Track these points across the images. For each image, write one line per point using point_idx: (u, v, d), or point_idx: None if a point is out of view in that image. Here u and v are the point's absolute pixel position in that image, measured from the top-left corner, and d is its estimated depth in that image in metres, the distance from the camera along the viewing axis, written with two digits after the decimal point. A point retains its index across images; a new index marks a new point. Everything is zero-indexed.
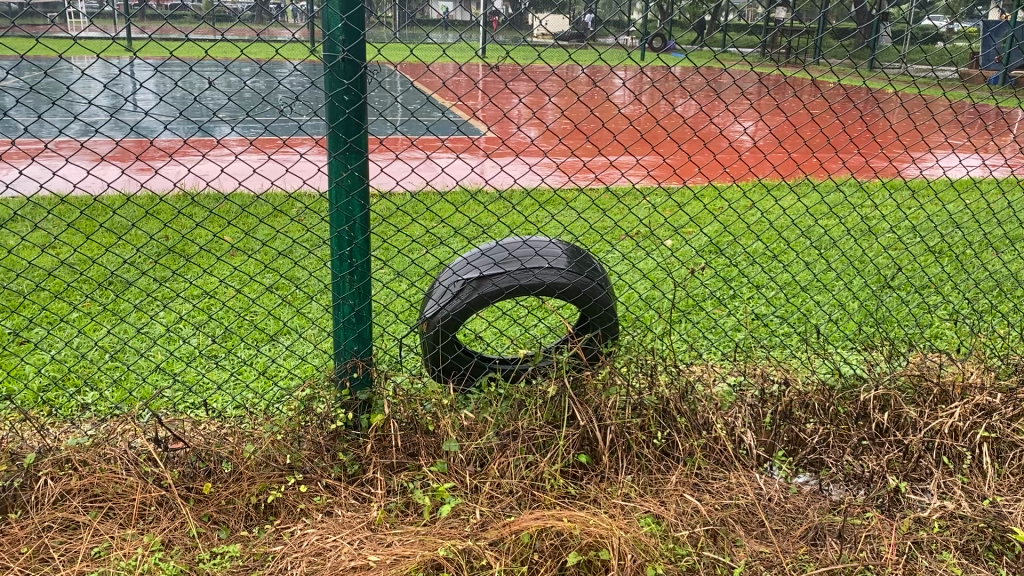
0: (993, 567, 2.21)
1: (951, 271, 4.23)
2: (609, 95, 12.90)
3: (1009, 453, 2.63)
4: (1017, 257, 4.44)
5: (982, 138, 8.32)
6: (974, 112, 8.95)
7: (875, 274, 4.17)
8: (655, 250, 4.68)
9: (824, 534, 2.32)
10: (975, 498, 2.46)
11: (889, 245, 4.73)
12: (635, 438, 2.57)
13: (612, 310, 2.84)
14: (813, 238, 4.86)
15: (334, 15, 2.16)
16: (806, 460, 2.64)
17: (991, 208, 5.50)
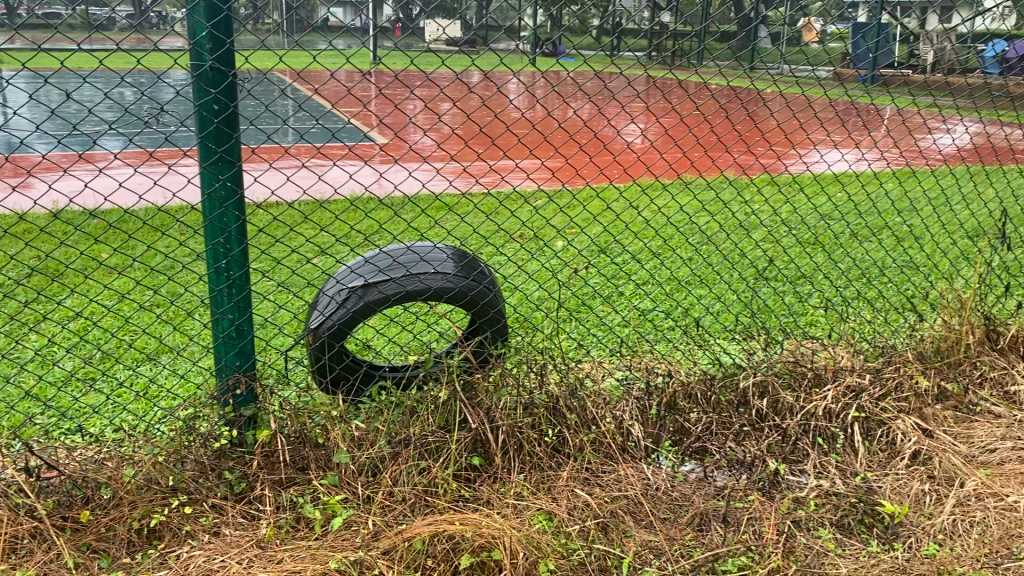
0: (865, 539, 2.34)
1: (824, 261, 4.45)
2: (501, 99, 12.99)
3: (878, 431, 2.79)
4: (882, 245, 4.70)
5: (853, 134, 8.77)
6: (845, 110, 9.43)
7: (753, 266, 4.35)
8: (546, 252, 4.74)
9: (709, 519, 2.39)
10: (848, 475, 2.61)
11: (766, 238, 4.94)
12: (527, 437, 2.59)
13: (501, 312, 2.86)
14: (697, 235, 5.03)
15: (197, 24, 2.11)
16: (692, 448, 2.74)
17: (859, 202, 5.81)
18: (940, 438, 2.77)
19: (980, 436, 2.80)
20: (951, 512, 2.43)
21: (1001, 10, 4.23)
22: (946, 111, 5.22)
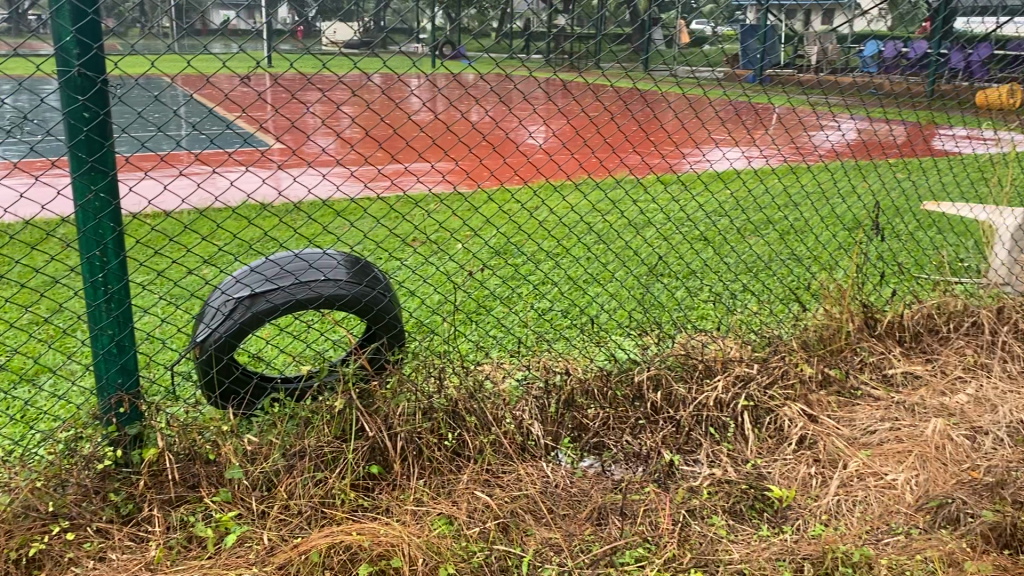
0: (756, 524, 2.43)
1: (716, 257, 4.59)
2: (401, 102, 12.91)
3: (766, 418, 2.90)
4: (770, 241, 4.89)
5: (744, 133, 9.07)
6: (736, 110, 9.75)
7: (647, 263, 4.45)
8: (447, 254, 4.74)
9: (607, 513, 2.43)
10: (739, 463, 2.70)
11: (660, 235, 5.06)
12: (426, 442, 2.58)
13: (396, 318, 2.83)
14: (595, 234, 5.11)
15: (62, 28, 2.05)
16: (590, 444, 2.77)
17: (747, 199, 6.02)
18: (824, 422, 2.90)
19: (861, 419, 2.94)
20: (835, 493, 2.55)
21: (874, 13, 4.46)
22: (829, 108, 5.44)
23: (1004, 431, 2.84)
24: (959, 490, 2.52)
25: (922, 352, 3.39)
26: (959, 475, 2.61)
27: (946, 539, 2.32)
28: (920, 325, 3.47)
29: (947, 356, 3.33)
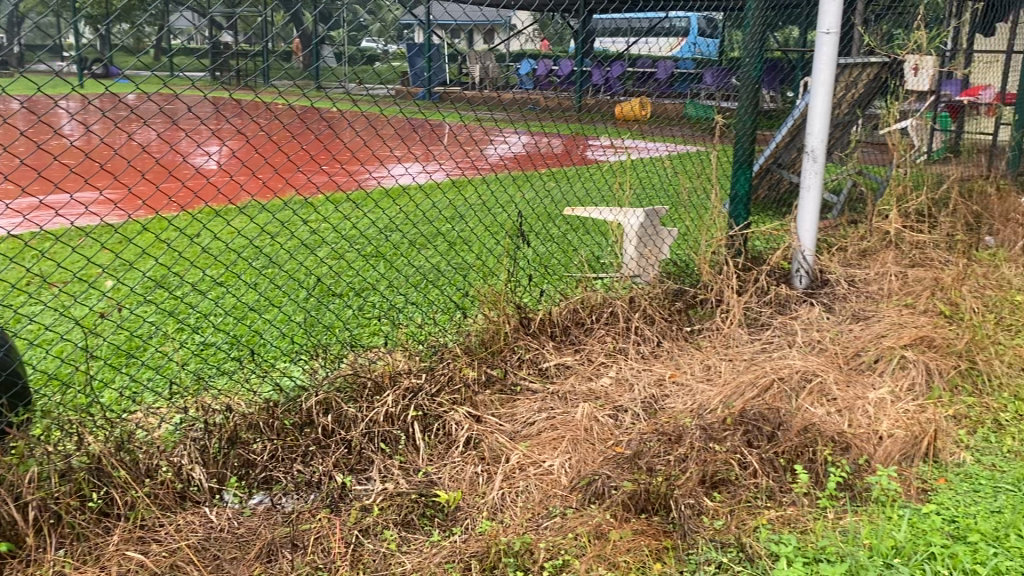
0: (427, 532, 2.49)
1: (385, 271, 4.68)
2: (48, 127, 11.68)
3: (435, 425, 2.98)
4: (438, 252, 5.08)
5: (417, 148, 9.34)
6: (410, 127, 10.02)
7: (317, 283, 4.42)
8: (95, 293, 4.35)
9: (279, 547, 2.35)
10: (410, 473, 2.76)
11: (330, 254, 5.04)
12: (66, 507, 2.34)
13: (18, 374, 2.53)
14: (262, 258, 4.98)
15: None
16: (258, 479, 2.68)
17: (414, 212, 6.21)
18: (488, 421, 3.06)
19: (521, 413, 3.14)
20: (499, 487, 2.70)
21: (528, 31, 4.72)
22: (487, 121, 5.77)
23: (639, 406, 3.19)
24: (605, 466, 2.78)
25: (571, 344, 3.70)
26: (605, 453, 2.88)
27: (594, 513, 2.55)
28: (568, 319, 3.78)
29: (591, 345, 3.68)
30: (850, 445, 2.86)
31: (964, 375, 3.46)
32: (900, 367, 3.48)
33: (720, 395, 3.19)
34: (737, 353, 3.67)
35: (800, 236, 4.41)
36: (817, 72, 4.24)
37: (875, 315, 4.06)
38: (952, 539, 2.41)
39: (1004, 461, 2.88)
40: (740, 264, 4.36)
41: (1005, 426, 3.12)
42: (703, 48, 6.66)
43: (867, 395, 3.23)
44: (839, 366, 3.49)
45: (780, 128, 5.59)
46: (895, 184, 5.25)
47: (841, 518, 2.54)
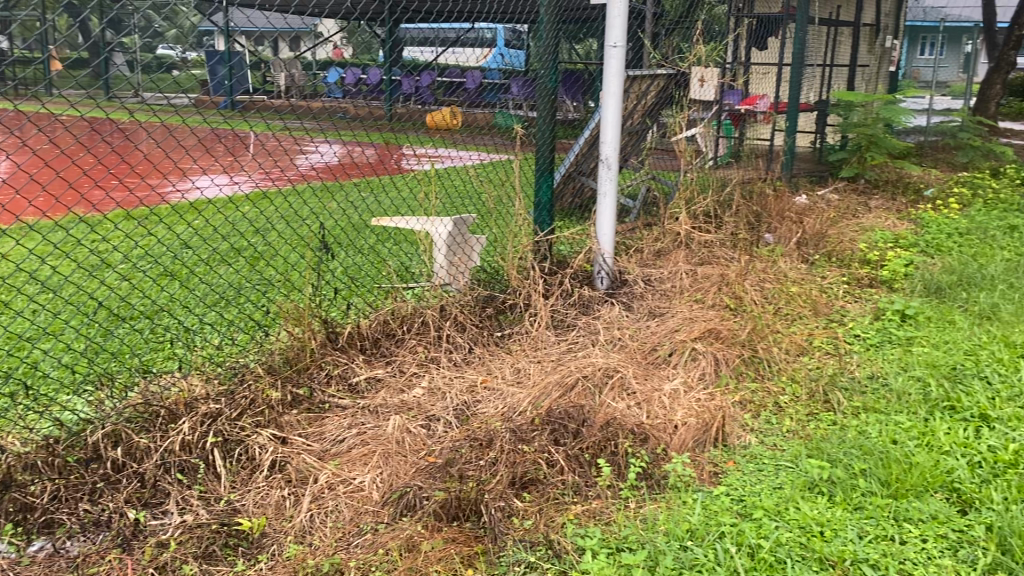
0: (231, 562, 2.39)
1: (182, 291, 4.45)
2: None
3: (238, 450, 2.85)
4: (240, 268, 4.89)
5: (221, 160, 8.99)
6: (213, 139, 9.64)
7: (103, 307, 4.14)
8: None
9: None
10: (212, 503, 2.64)
11: (121, 275, 4.72)
12: None
13: None
14: (42, 281, 4.61)
15: None
16: (39, 524, 2.47)
17: (216, 228, 5.95)
18: (294, 442, 2.96)
19: (330, 431, 3.07)
20: (307, 509, 2.63)
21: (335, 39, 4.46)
22: (289, 131, 5.62)
23: (451, 414, 3.20)
24: (416, 476, 2.76)
25: (381, 357, 3.67)
26: (416, 463, 2.86)
27: (404, 526, 2.53)
28: (377, 332, 3.73)
29: (402, 356, 3.65)
30: (648, 436, 3.00)
31: (748, 363, 3.74)
32: (692, 359, 3.70)
33: (529, 397, 3.25)
34: (544, 354, 3.76)
35: (600, 239, 4.59)
36: (608, 83, 4.44)
37: (670, 311, 4.30)
38: (739, 517, 2.58)
39: (783, 440, 3.12)
40: (545, 268, 4.48)
41: (784, 408, 3.40)
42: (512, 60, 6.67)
43: (663, 387, 3.41)
44: (639, 361, 3.67)
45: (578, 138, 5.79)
46: (685, 188, 5.58)
47: (641, 507, 2.66)
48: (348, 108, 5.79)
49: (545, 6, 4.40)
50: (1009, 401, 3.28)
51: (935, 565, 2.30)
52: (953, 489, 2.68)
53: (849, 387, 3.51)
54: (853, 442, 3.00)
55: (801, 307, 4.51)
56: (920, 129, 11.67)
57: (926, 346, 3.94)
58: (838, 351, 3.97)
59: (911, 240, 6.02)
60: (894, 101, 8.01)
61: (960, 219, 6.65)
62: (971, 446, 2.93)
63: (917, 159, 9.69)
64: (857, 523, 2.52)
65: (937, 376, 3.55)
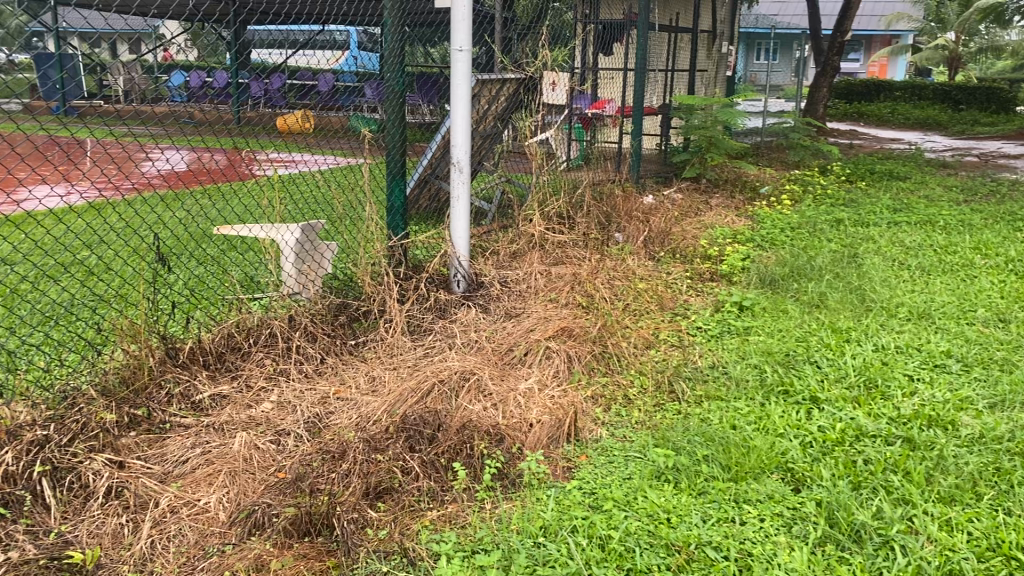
0: None
1: (6, 312, 4.15)
2: None
3: (69, 478, 2.68)
4: (73, 283, 4.60)
5: (52, 169, 8.45)
6: (43, 146, 9.05)
7: None
8: None
9: None
10: (40, 536, 2.46)
11: None
12: None
13: None
14: None
15: None
16: None
17: (45, 242, 5.57)
18: (133, 466, 2.81)
19: (172, 452, 2.93)
20: (147, 535, 2.50)
21: (178, 40, 4.24)
22: (124, 138, 5.33)
23: (302, 427, 3.12)
24: (266, 493, 2.67)
25: (226, 372, 3.53)
26: (266, 480, 2.77)
27: (253, 546, 2.45)
28: (222, 346, 3.60)
29: (249, 370, 3.53)
30: (503, 437, 3.02)
31: (598, 359, 3.84)
32: (546, 358, 3.75)
33: (384, 404, 3.20)
34: (400, 360, 3.72)
35: (454, 242, 4.57)
36: (456, 88, 4.42)
37: (524, 312, 4.35)
38: (591, 509, 2.64)
39: (632, 432, 3.22)
40: (399, 273, 4.44)
41: (632, 400, 3.51)
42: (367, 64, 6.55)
43: (519, 387, 3.44)
44: (495, 362, 3.68)
45: (432, 142, 5.72)
46: (537, 190, 5.65)
47: (497, 507, 2.67)
48: (191, 111, 5.53)
49: (388, 8, 4.33)
50: (836, 383, 3.52)
51: (772, 542, 2.43)
52: (787, 469, 2.84)
53: (692, 377, 3.67)
54: (696, 430, 3.13)
55: (648, 302, 4.68)
56: (755, 130, 12.35)
57: (762, 335, 4.17)
58: (682, 342, 4.13)
59: (749, 236, 6.36)
60: (730, 104, 8.42)
61: (793, 214, 7.07)
62: (802, 426, 3.12)
63: (753, 158, 10.24)
64: (701, 507, 2.62)
65: (772, 362, 3.76)
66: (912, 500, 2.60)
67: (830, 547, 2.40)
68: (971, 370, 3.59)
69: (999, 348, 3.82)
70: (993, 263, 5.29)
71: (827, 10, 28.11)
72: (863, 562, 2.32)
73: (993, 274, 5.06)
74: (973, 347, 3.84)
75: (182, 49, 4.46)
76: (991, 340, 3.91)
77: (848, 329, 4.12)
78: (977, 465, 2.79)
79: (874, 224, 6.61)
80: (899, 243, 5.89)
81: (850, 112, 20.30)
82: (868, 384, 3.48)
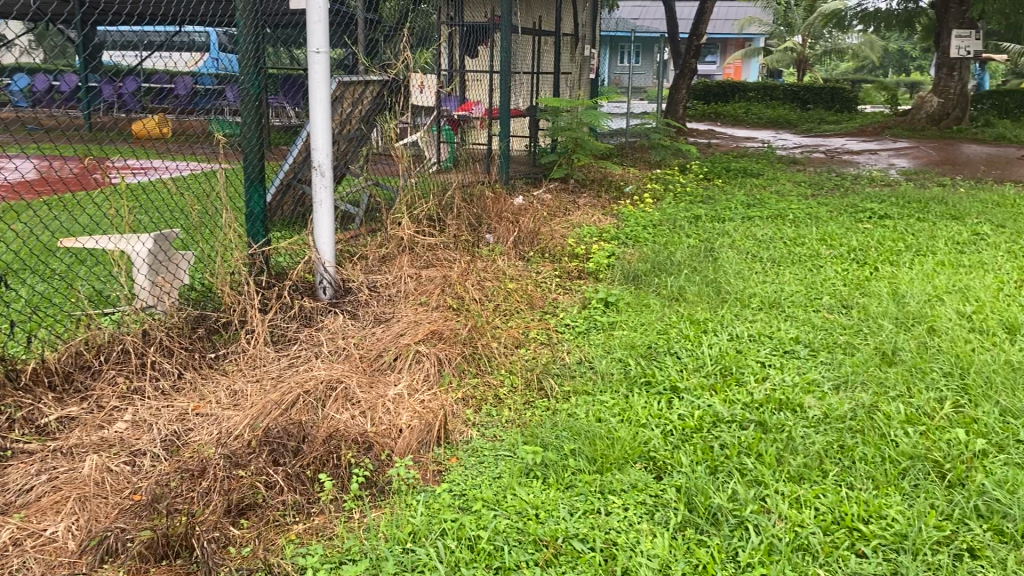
0: None
1: None
2: None
3: None
4: None
5: None
6: None
7: None
8: None
9: None
10: None
11: None
12: None
13: None
14: None
15: None
16: None
17: None
18: None
19: (15, 481, 2.75)
20: None
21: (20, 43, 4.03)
22: None
23: (158, 447, 2.98)
24: (120, 518, 2.54)
25: (75, 393, 3.34)
26: (119, 504, 2.63)
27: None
28: (68, 365, 3.41)
29: (100, 389, 3.36)
30: (372, 445, 2.99)
31: (469, 360, 3.84)
32: (416, 361, 3.72)
33: (247, 418, 3.10)
34: (264, 372, 3.61)
35: (318, 248, 4.47)
36: (314, 90, 4.33)
37: (393, 317, 4.31)
38: (460, 511, 2.64)
39: (502, 431, 3.25)
40: (261, 282, 4.32)
41: (502, 400, 3.54)
42: (227, 65, 6.33)
43: (388, 393, 3.40)
44: (364, 370, 3.63)
45: (294, 145, 5.58)
46: (404, 193, 5.61)
47: (365, 516, 2.64)
48: (34, 115, 5.21)
49: (241, 8, 4.20)
50: (694, 372, 3.66)
51: (635, 530, 2.50)
52: (650, 458, 2.93)
53: (560, 373, 3.73)
54: (563, 425, 3.19)
55: (518, 302, 4.73)
56: (619, 131, 12.70)
57: (626, 329, 4.29)
58: (551, 340, 4.20)
59: (614, 234, 6.53)
60: (594, 106, 8.62)
61: (655, 212, 7.31)
62: (664, 416, 3.23)
63: (618, 158, 10.53)
64: (568, 501, 2.67)
65: (635, 355, 3.87)
66: (764, 481, 2.74)
67: (689, 531, 2.50)
68: (817, 355, 3.81)
69: (842, 332, 4.07)
70: (837, 253, 5.63)
71: (684, 14, 29.23)
72: (720, 544, 2.43)
73: (837, 263, 5.39)
74: (819, 333, 4.07)
75: (24, 52, 4.22)
76: (835, 325, 4.17)
77: (706, 320, 4.30)
78: (823, 443, 2.96)
79: (730, 220, 6.91)
80: (752, 236, 6.19)
81: (708, 112, 21.18)
82: (724, 371, 3.64)
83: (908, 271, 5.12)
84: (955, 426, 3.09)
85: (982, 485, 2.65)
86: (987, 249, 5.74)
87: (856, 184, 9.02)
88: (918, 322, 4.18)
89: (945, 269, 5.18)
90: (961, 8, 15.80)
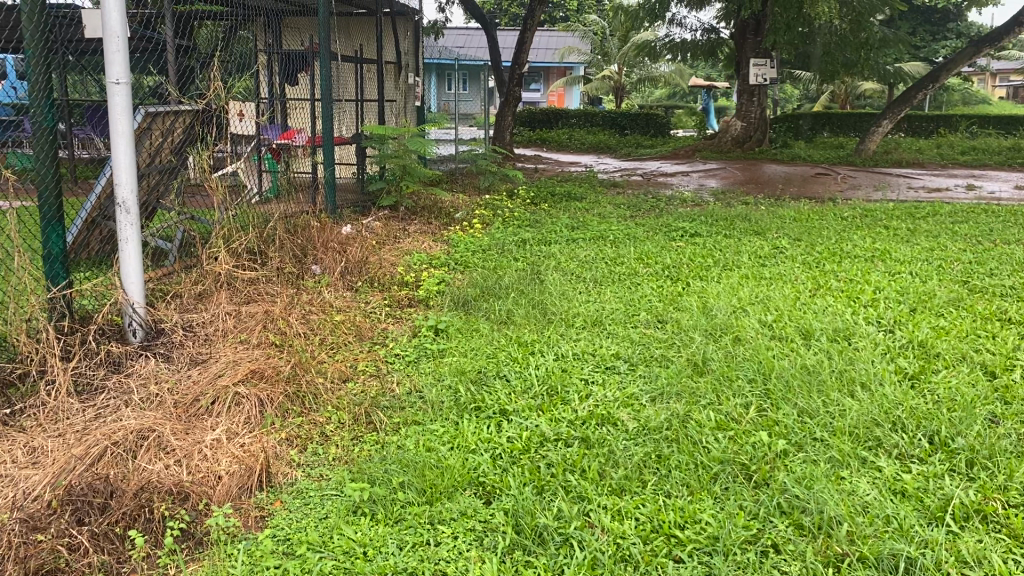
0: None
1: None
2: None
3: None
4: None
5: None
6: None
7: None
8: None
9: None
10: None
11: None
12: None
13: None
14: None
15: None
16: None
17: None
18: None
19: None
20: None
21: None
22: None
23: None
24: None
25: None
26: None
27: None
28: None
29: None
30: (188, 495, 2.84)
31: (293, 398, 3.72)
32: (235, 404, 3.58)
33: (47, 477, 2.87)
34: (67, 426, 3.37)
35: (128, 290, 4.19)
36: (115, 123, 4.09)
37: (211, 357, 4.13)
38: (284, 557, 2.56)
39: (329, 469, 3.18)
40: (62, 327, 4.02)
41: (329, 437, 3.47)
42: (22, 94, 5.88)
43: (205, 439, 3.23)
44: (179, 416, 3.45)
45: (97, 179, 5.22)
46: (221, 227, 5.38)
47: (180, 571, 2.51)
48: None
49: (29, 37, 3.90)
50: (522, 394, 3.73)
51: (464, 558, 2.51)
52: (478, 484, 2.96)
53: (389, 406, 3.70)
54: (392, 458, 3.16)
55: (345, 334, 4.66)
56: (447, 157, 12.82)
57: (455, 356, 4.31)
58: (380, 371, 4.17)
59: (443, 261, 6.56)
60: (418, 133, 8.65)
61: (483, 237, 7.42)
62: (492, 440, 3.27)
63: (447, 183, 10.61)
64: (396, 535, 2.64)
65: (464, 381, 3.90)
66: (587, 496, 2.82)
67: (517, 554, 2.54)
68: (636, 369, 3.98)
69: (657, 346, 4.28)
70: (652, 270, 5.92)
71: (506, 43, 30.00)
72: (546, 563, 2.47)
73: (652, 281, 5.66)
74: (638, 348, 4.25)
75: None
76: (651, 340, 4.37)
77: (532, 342, 4.40)
78: (642, 454, 3.09)
79: (554, 242, 7.12)
80: (576, 258, 6.39)
81: (534, 139, 21.82)
82: (550, 392, 3.72)
83: (716, 285, 5.45)
84: (759, 429, 3.30)
85: (783, 484, 2.85)
86: (785, 261, 6.21)
87: (670, 204, 9.53)
88: (724, 333, 4.46)
89: (748, 281, 5.55)
90: (755, 38, 17.06)
